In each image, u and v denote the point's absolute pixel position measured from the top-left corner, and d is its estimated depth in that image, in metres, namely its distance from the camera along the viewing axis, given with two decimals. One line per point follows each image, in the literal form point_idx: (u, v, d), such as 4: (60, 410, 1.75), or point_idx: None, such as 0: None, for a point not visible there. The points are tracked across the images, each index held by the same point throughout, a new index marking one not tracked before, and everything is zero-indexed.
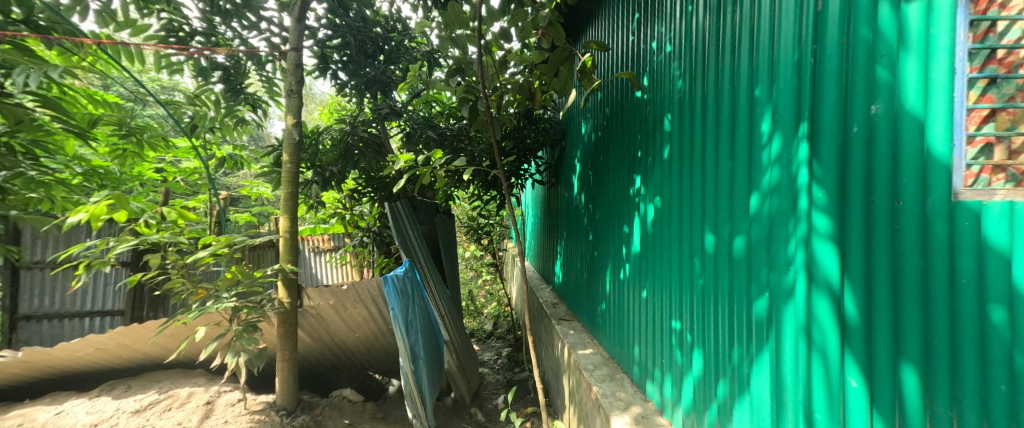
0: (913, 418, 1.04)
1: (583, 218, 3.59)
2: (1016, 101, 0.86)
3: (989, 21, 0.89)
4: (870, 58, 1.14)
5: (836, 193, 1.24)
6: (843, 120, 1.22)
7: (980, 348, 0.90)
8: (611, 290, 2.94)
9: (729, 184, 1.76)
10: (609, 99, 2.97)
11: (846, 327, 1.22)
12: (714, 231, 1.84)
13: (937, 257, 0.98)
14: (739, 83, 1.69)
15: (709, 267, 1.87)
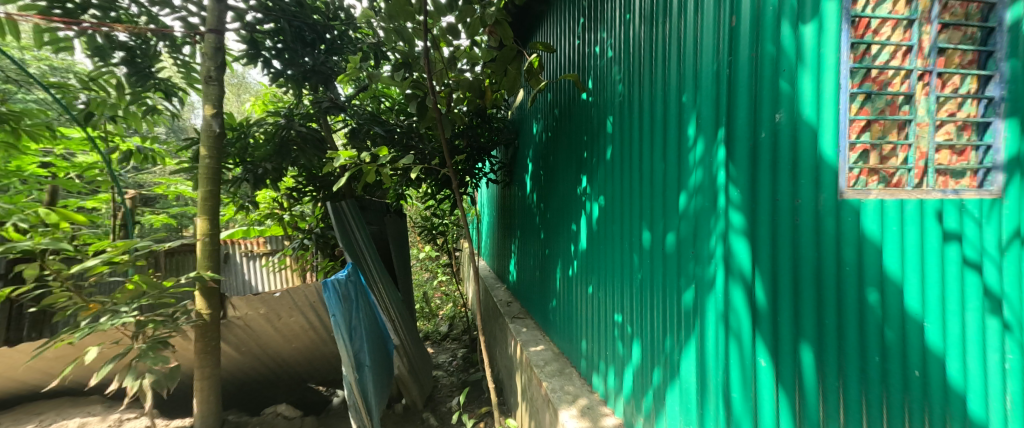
0: (810, 393, 1.21)
1: (535, 217, 3.61)
2: (882, 115, 1.17)
3: (865, 45, 1.15)
4: (774, 71, 1.27)
5: (748, 190, 1.36)
6: (753, 125, 1.34)
7: (860, 327, 1.13)
8: (561, 286, 2.98)
9: (662, 183, 1.83)
10: (558, 100, 2.99)
11: (756, 313, 1.35)
12: (649, 228, 1.91)
13: (826, 249, 1.17)
14: (670, 89, 1.76)
15: (646, 262, 1.94)
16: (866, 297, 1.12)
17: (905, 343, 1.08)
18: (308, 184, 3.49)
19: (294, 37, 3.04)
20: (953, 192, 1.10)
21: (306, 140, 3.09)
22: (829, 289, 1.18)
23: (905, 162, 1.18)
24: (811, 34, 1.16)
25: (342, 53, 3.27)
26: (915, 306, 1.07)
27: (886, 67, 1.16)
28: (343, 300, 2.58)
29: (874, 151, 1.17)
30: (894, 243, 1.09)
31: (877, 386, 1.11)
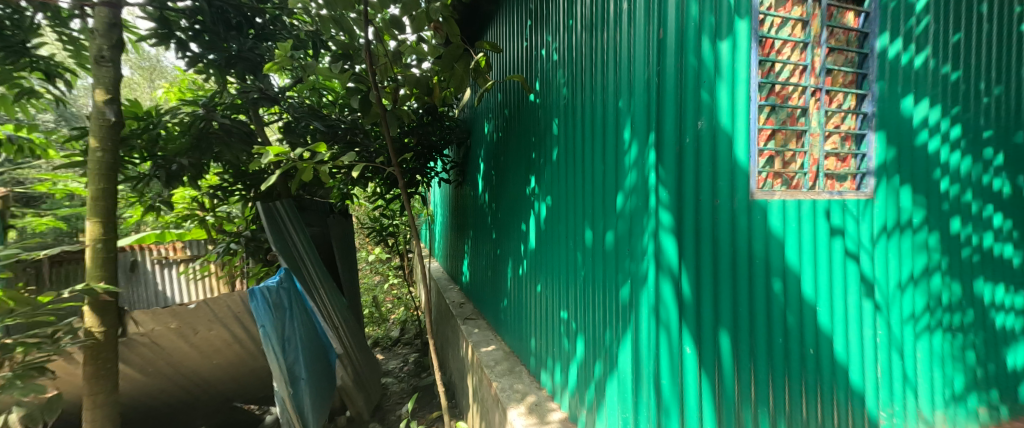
0: (726, 365, 1.62)
1: (487, 217, 3.59)
2: (784, 124, 1.70)
3: (768, 63, 1.66)
4: (694, 85, 1.58)
5: (675, 194, 1.60)
6: (678, 132, 1.61)
7: (767, 307, 1.66)
8: (511, 285, 2.98)
9: (601, 184, 1.92)
10: (508, 101, 2.98)
11: (682, 303, 1.62)
12: (590, 227, 2.00)
13: (739, 244, 1.63)
14: (611, 95, 1.86)
15: (589, 260, 2.01)
16: (772, 285, 1.66)
17: (797, 320, 1.69)
18: (237, 182, 3.17)
19: (216, 19, 2.76)
20: (835, 192, 1.72)
21: (229, 133, 2.79)
22: (747, 280, 1.64)
23: (801, 165, 1.74)
24: (726, 50, 1.55)
25: (274, 40, 3.01)
26: (806, 291, 1.69)
27: (785, 87, 1.70)
28: (274, 309, 2.42)
29: (777, 156, 1.70)
30: (791, 239, 1.67)
31: (769, 356, 1.65)
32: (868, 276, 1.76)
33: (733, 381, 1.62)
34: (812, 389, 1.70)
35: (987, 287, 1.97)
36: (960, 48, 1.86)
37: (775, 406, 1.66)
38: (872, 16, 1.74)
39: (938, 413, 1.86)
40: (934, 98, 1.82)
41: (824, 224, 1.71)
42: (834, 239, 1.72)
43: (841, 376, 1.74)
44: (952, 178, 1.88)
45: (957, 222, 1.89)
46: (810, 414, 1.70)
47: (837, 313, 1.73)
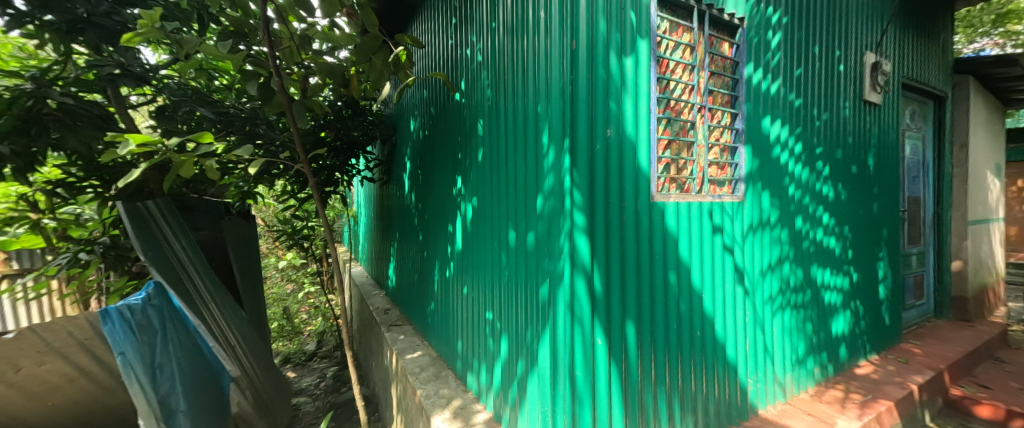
0: (632, 351, 1.81)
1: (413, 218, 3.45)
2: (678, 135, 1.97)
3: (665, 81, 1.91)
4: (604, 97, 1.74)
5: (587, 196, 1.73)
6: (589, 139, 1.74)
7: (664, 297, 1.91)
8: (438, 288, 2.91)
9: (523, 185, 1.97)
10: (434, 99, 2.91)
11: (594, 299, 1.75)
12: (514, 228, 2.03)
13: (642, 241, 1.84)
14: (531, 100, 1.90)
15: (512, 260, 2.05)
16: (669, 277, 1.91)
17: (688, 308, 1.96)
18: (89, 176, 2.51)
19: None
20: (716, 196, 2.03)
21: (74, 116, 2.25)
22: (649, 274, 1.86)
23: (691, 172, 2.01)
24: (630, 65, 1.76)
25: (142, 5, 2.44)
26: (695, 281, 1.98)
27: (678, 103, 1.95)
28: (137, 332, 2.00)
29: (672, 164, 1.96)
30: (683, 236, 1.93)
31: (665, 339, 1.90)
32: (740, 267, 2.11)
33: (636, 365, 1.82)
34: (698, 366, 1.99)
35: (819, 271, 2.51)
36: (801, 81, 2.34)
37: (669, 383, 1.91)
38: (742, 47, 2.09)
39: (789, 375, 2.30)
40: (784, 119, 2.26)
41: (708, 223, 2.01)
42: (715, 236, 2.03)
43: (720, 352, 2.06)
44: (797, 185, 2.36)
45: (800, 220, 2.38)
46: (697, 386, 1.99)
47: (719, 298, 2.05)
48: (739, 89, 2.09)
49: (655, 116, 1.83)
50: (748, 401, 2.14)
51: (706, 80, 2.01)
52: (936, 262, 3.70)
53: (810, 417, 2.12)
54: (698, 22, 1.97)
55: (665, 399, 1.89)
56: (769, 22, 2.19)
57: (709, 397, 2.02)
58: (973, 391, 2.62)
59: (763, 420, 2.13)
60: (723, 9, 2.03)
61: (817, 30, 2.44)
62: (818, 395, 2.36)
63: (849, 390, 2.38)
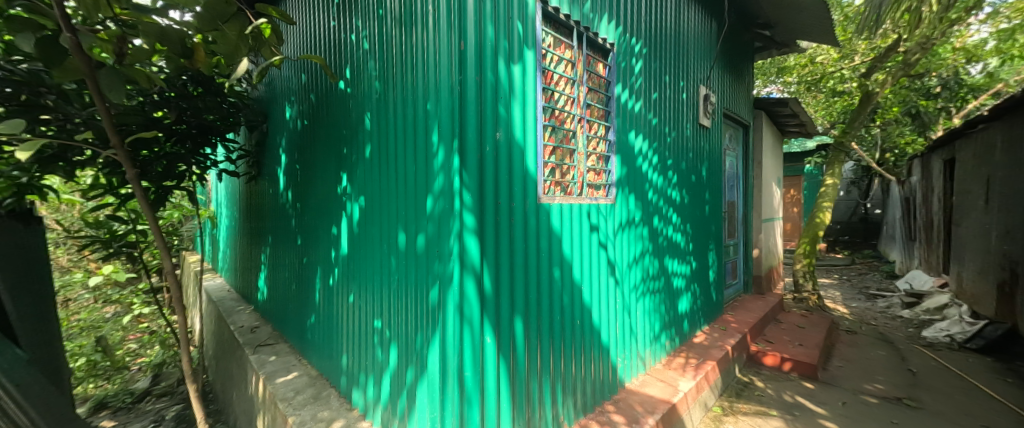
0: (519, 346, 1.90)
1: (289, 219, 2.99)
2: (562, 143, 2.15)
3: (550, 91, 2.06)
4: (493, 100, 1.78)
5: (477, 197, 1.75)
6: (478, 141, 1.75)
7: (549, 292, 2.05)
8: (321, 298, 2.60)
9: (413, 184, 1.88)
10: (314, 84, 2.59)
11: (484, 298, 1.78)
12: (403, 230, 1.93)
13: (529, 241, 1.95)
14: (420, 98, 1.82)
15: (402, 263, 1.94)
16: (553, 273, 2.07)
17: (569, 300, 2.16)
18: None
19: None
20: (592, 198, 2.28)
21: None
22: (535, 270, 1.98)
23: (573, 176, 2.22)
24: (517, 73, 1.86)
25: None
26: (575, 275, 2.19)
27: (561, 112, 2.13)
28: None
29: (557, 168, 2.13)
30: (565, 235, 2.12)
31: (550, 330, 2.06)
32: (612, 260, 2.42)
33: (524, 358, 1.92)
34: (578, 351, 2.21)
35: (670, 261, 3.04)
36: (657, 103, 2.81)
37: (553, 371, 2.06)
38: (613, 69, 2.42)
39: (648, 350, 2.72)
40: (645, 134, 2.68)
41: (587, 223, 2.25)
42: (592, 233, 2.28)
43: (596, 337, 2.32)
44: (655, 190, 2.82)
45: (657, 220, 2.84)
46: (577, 369, 2.20)
47: (595, 289, 2.31)
48: (611, 106, 2.41)
49: (540, 123, 1.97)
50: (617, 376, 2.47)
51: (585, 94, 2.24)
52: (746, 250, 4.81)
53: (662, 383, 2.55)
54: (577, 40, 2.19)
55: (549, 387, 2.04)
56: (633, 51, 2.58)
57: (587, 378, 2.26)
58: (764, 346, 3.51)
59: (628, 391, 2.47)
60: (598, 33, 2.30)
61: (668, 63, 2.96)
62: (668, 363, 2.85)
63: (688, 357, 2.94)
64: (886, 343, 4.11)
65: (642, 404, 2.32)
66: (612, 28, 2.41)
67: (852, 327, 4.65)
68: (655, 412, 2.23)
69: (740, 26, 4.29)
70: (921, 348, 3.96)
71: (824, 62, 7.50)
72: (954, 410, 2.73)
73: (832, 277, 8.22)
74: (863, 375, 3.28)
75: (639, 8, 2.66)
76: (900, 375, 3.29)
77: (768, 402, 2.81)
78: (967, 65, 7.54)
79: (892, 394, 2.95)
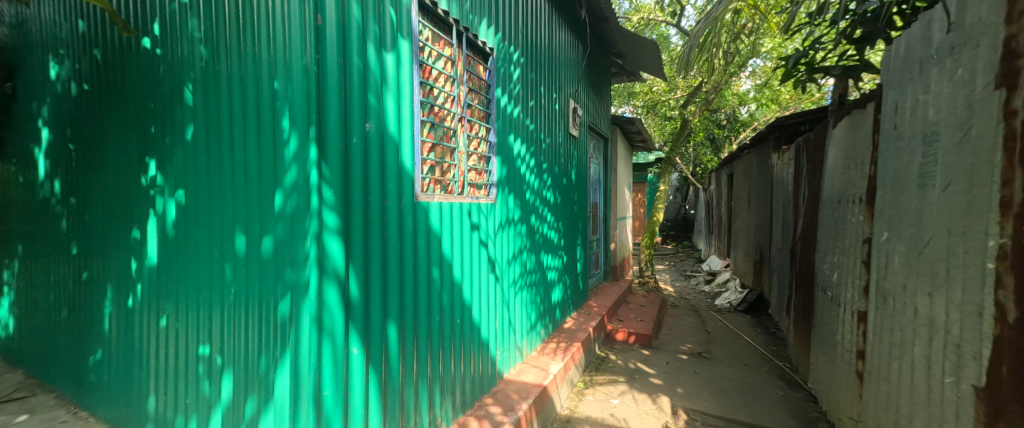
0: (392, 352, 1.77)
1: (57, 221, 2.13)
2: (442, 141, 2.12)
3: (427, 86, 1.99)
4: (362, 87, 1.59)
5: (341, 194, 1.52)
6: (343, 131, 1.53)
7: (428, 293, 1.97)
8: (112, 328, 1.93)
9: (256, 179, 1.47)
10: (100, 37, 1.88)
11: (348, 306, 1.57)
12: (244, 232, 1.50)
13: (404, 240, 1.82)
14: (263, 72, 1.43)
15: (243, 273, 1.51)
16: (432, 274, 1.99)
17: (449, 300, 2.12)
18: None
19: None
20: (474, 197, 2.29)
21: None
22: (412, 271, 1.87)
23: (453, 175, 2.18)
24: (391, 61, 1.71)
25: None
26: (455, 274, 2.16)
27: (440, 109, 2.10)
28: None
29: (436, 166, 2.08)
30: (445, 234, 2.06)
31: (428, 332, 1.98)
32: (492, 258, 2.48)
33: (398, 365, 1.79)
34: (457, 350, 2.18)
35: (545, 256, 3.30)
36: (533, 110, 3.01)
37: (430, 374, 1.99)
38: (493, 72, 2.49)
39: (524, 340, 2.89)
40: (523, 139, 2.85)
41: (468, 222, 2.25)
42: (473, 232, 2.30)
43: (476, 334, 2.35)
44: (532, 191, 3.03)
45: (534, 219, 3.07)
46: (455, 368, 2.17)
47: (475, 288, 2.33)
48: (491, 108, 2.47)
49: (416, 117, 1.88)
50: (496, 369, 2.55)
51: (464, 94, 2.23)
52: (605, 244, 5.56)
53: (535, 369, 2.75)
54: (457, 39, 2.15)
55: (426, 390, 1.96)
56: (512, 58, 2.71)
57: (466, 374, 2.26)
58: (616, 325, 4.17)
59: (505, 382, 2.59)
60: (478, 36, 2.33)
61: (542, 73, 3.21)
62: (542, 350, 3.09)
63: (558, 341, 3.26)
64: (694, 312, 5.32)
65: (517, 392, 2.44)
66: (491, 32, 2.47)
67: (676, 302, 5.84)
68: (529, 397, 2.36)
69: (599, 53, 4.92)
70: (714, 314, 5.24)
71: (658, 92, 9.26)
72: (730, 357, 3.72)
73: (665, 263, 10.15)
74: (679, 338, 4.22)
75: (517, 19, 2.81)
76: (702, 335, 4.31)
77: (618, 371, 3.36)
78: (740, 106, 10.20)
79: (696, 350, 3.86)
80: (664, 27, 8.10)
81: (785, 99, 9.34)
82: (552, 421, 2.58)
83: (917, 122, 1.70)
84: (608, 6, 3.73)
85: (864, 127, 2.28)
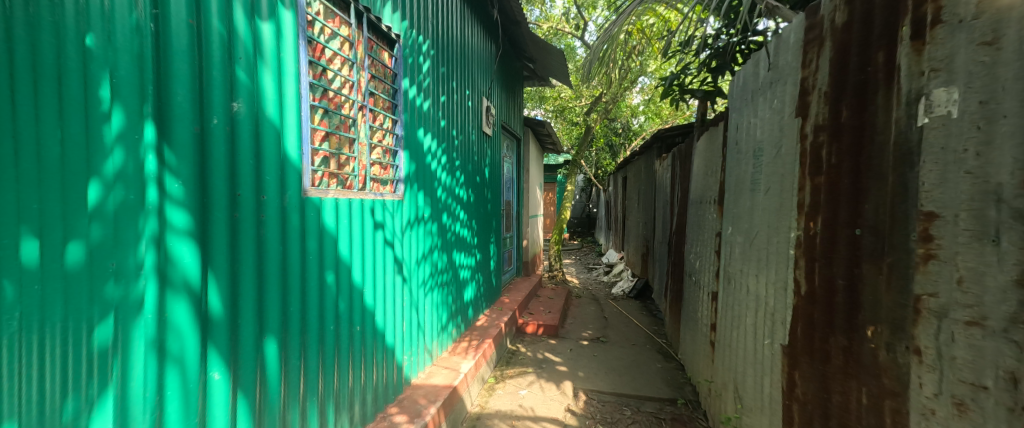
0: (271, 373, 1.45)
1: None
2: (338, 129, 1.86)
3: (320, 68, 1.73)
4: (226, 58, 1.25)
5: (195, 186, 1.16)
6: (198, 108, 1.17)
7: (320, 299, 1.71)
8: None
9: (53, 146, 0.87)
10: None
11: (206, 326, 1.21)
12: (34, 235, 0.85)
13: (289, 243, 1.52)
14: (63, 20, 0.87)
15: (33, 291, 0.84)
16: (326, 279, 1.74)
17: (346, 305, 1.87)
18: None
19: None
20: (378, 194, 2.12)
21: None
22: (300, 277, 1.59)
23: (353, 169, 1.94)
24: (269, 32, 1.40)
25: None
26: (355, 278, 1.92)
27: (337, 95, 1.85)
28: None
29: (331, 158, 1.81)
30: (342, 234, 1.82)
31: (320, 342, 1.70)
32: (399, 258, 2.34)
33: (279, 385, 1.49)
34: (357, 359, 1.93)
35: (457, 255, 3.32)
36: (444, 106, 3.01)
37: (323, 390, 1.70)
38: (399, 61, 2.38)
39: (434, 341, 2.84)
40: (433, 134, 2.83)
41: (371, 220, 2.05)
42: (377, 231, 2.10)
43: (380, 341, 2.14)
44: (443, 188, 3.03)
45: (445, 216, 3.07)
46: (354, 380, 1.92)
47: (378, 291, 2.13)
48: (398, 99, 2.36)
49: (306, 102, 1.58)
50: (403, 375, 2.41)
51: (367, 80, 2.02)
52: (518, 241, 5.76)
53: (446, 370, 2.73)
54: (356, 18, 1.93)
55: (317, 410, 1.67)
56: (420, 49, 2.64)
57: (368, 385, 2.02)
58: (526, 318, 4.37)
59: (413, 387, 2.46)
60: (381, 19, 2.15)
61: (453, 69, 3.20)
62: (453, 350, 3.09)
63: (471, 340, 3.30)
64: (595, 301, 5.79)
65: (426, 396, 2.33)
66: (396, 17, 2.33)
67: (580, 293, 6.29)
68: (438, 400, 2.29)
69: (510, 55, 5.04)
70: (611, 302, 5.77)
71: (565, 98, 9.82)
72: (622, 339, 4.14)
73: (571, 257, 10.88)
74: (581, 325, 4.58)
75: (425, 12, 2.74)
76: (600, 321, 4.73)
77: (527, 362, 3.54)
78: (633, 117, 11.33)
79: (595, 336, 4.22)
80: (570, 38, 8.60)
81: (668, 113, 10.60)
82: (462, 419, 2.60)
83: (749, 141, 2.09)
84: (519, 10, 3.84)
85: (716, 140, 2.74)
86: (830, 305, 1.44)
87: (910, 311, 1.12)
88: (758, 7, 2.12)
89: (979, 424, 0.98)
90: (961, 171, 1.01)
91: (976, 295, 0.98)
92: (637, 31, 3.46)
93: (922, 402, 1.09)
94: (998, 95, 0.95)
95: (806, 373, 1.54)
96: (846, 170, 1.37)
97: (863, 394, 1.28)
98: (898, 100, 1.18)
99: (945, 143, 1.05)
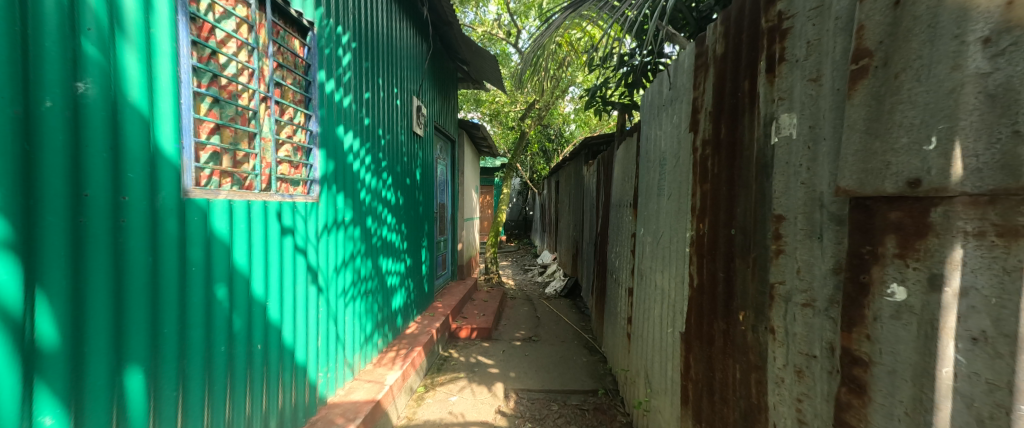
0: (134, 408, 1.27)
1: None
2: (233, 121, 1.72)
3: (208, 51, 1.58)
4: (65, 28, 1.08)
5: (15, 189, 0.99)
6: (21, 91, 0.99)
7: (205, 317, 1.54)
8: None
9: None
10: None
11: (32, 358, 1.03)
12: None
13: (162, 252, 1.35)
14: None
15: None
16: (214, 293, 1.58)
17: (243, 322, 1.73)
18: None
19: None
20: (286, 195, 1.98)
21: None
22: (180, 291, 1.43)
23: (253, 166, 1.81)
24: (132, 3, 1.25)
25: None
26: (255, 291, 1.78)
27: (231, 83, 1.70)
28: None
29: (224, 153, 1.67)
30: (239, 241, 1.68)
31: (206, 367, 1.55)
32: (313, 266, 2.22)
33: (145, 422, 1.32)
34: (254, 382, 1.80)
35: (383, 261, 3.23)
36: (369, 103, 2.92)
37: (209, 422, 1.56)
38: (313, 51, 2.24)
39: (356, 354, 2.72)
40: (356, 133, 2.73)
41: (277, 225, 1.92)
42: (284, 237, 1.97)
43: (287, 359, 2.01)
44: (367, 190, 2.93)
45: (370, 220, 2.98)
46: (252, 406, 1.79)
47: (286, 304, 2.00)
48: (312, 92, 2.23)
49: (186, 87, 1.44)
50: (318, 394, 2.27)
51: (271, 69, 1.88)
52: (453, 244, 5.74)
53: (369, 383, 2.63)
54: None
55: None
56: (339, 41, 2.52)
57: (268, 412, 1.88)
58: (460, 322, 4.37)
59: (330, 406, 2.33)
60: (290, 4, 2.01)
61: (378, 65, 3.12)
62: (378, 361, 2.99)
63: (399, 348, 3.22)
64: (529, 302, 5.92)
65: (344, 415, 2.23)
66: (309, 4, 2.19)
67: (514, 294, 6.38)
68: (357, 417, 2.20)
69: (443, 55, 5.02)
70: (544, 301, 5.95)
71: (500, 102, 9.95)
72: (552, 337, 4.28)
73: (509, 259, 10.99)
74: (513, 326, 4.67)
75: (346, 3, 2.63)
76: (532, 321, 4.85)
77: (459, 367, 3.53)
78: (564, 124, 11.80)
79: (527, 335, 4.31)
80: (504, 44, 8.74)
81: (596, 122, 11.21)
82: None
83: (656, 151, 2.28)
84: (450, 9, 3.82)
85: (631, 150, 2.95)
86: (714, 297, 1.61)
87: (767, 298, 1.30)
88: (661, 32, 2.33)
89: (811, 388, 1.14)
90: (799, 181, 1.18)
91: (809, 281, 1.14)
92: (565, 43, 3.61)
93: (776, 373, 1.26)
94: (820, 121, 1.11)
95: (697, 356, 1.72)
96: (723, 179, 1.55)
97: (736, 370, 1.46)
98: (758, 121, 1.36)
99: (788, 158, 1.22)
